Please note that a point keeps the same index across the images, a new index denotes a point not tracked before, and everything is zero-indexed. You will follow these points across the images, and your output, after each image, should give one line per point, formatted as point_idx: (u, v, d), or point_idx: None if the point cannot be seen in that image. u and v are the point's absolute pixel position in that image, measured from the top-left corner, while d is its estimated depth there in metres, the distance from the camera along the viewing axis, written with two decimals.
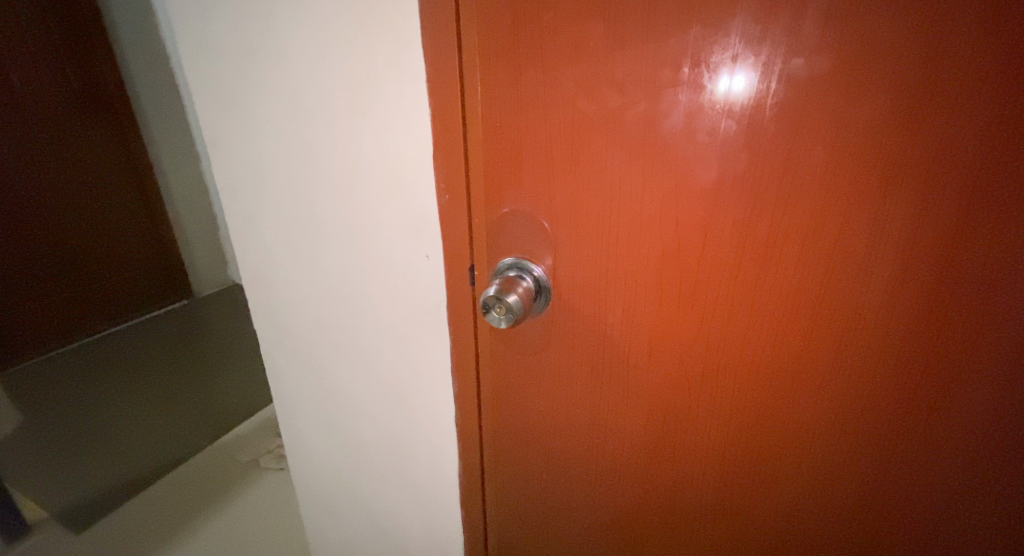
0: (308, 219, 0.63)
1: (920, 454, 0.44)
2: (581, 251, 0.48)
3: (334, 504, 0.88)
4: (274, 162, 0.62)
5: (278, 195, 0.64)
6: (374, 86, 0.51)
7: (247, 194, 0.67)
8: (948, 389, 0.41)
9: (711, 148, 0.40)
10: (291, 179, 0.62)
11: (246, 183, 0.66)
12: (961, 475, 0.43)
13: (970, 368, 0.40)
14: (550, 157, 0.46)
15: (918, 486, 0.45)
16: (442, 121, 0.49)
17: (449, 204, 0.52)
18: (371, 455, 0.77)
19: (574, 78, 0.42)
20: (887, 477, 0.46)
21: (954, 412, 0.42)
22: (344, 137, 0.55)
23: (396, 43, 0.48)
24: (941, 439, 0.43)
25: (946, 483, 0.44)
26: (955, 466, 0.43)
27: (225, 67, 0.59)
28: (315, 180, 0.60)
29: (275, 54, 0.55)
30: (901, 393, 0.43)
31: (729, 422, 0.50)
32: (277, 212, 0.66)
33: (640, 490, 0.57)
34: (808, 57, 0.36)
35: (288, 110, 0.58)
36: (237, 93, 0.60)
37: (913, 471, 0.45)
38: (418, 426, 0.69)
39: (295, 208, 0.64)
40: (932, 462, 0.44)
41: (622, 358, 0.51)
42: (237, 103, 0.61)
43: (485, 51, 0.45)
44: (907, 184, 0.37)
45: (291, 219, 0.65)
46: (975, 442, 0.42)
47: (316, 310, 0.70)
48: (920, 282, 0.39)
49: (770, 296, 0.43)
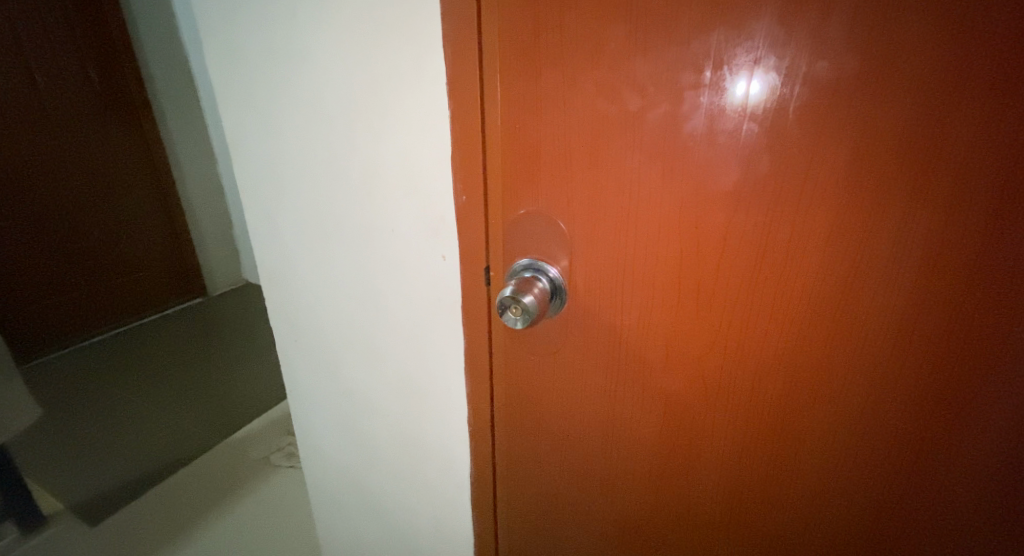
0: (326, 217, 0.64)
1: (939, 462, 0.43)
2: (597, 252, 0.48)
3: (346, 503, 0.88)
4: (292, 159, 0.63)
5: (297, 193, 0.65)
6: (395, 87, 0.52)
7: (265, 192, 0.68)
8: (971, 397, 0.40)
9: (732, 150, 0.40)
10: (310, 177, 0.63)
11: (263, 183, 0.67)
12: (983, 485, 0.42)
13: (995, 374, 0.39)
14: (569, 159, 0.46)
15: (938, 495, 0.44)
16: (461, 122, 0.49)
17: (467, 204, 0.52)
18: (383, 456, 0.77)
19: (595, 81, 0.42)
20: (905, 486, 0.45)
21: (974, 420, 0.40)
22: (363, 137, 0.56)
23: (417, 46, 0.49)
24: (959, 447, 0.42)
25: (965, 493, 0.43)
26: (975, 476, 0.42)
27: (247, 67, 0.60)
28: (332, 181, 0.61)
29: (297, 55, 0.56)
30: (920, 399, 0.42)
31: (745, 425, 0.49)
32: (292, 211, 0.66)
33: (652, 491, 0.57)
34: (833, 59, 0.36)
35: (309, 110, 0.58)
36: (257, 94, 0.61)
37: (934, 479, 0.44)
38: (429, 427, 0.70)
39: (314, 207, 0.64)
40: (950, 471, 0.43)
41: (637, 360, 0.51)
42: (257, 104, 0.62)
43: (506, 54, 0.45)
44: (935, 187, 0.36)
45: (307, 217, 0.66)
46: (1000, 452, 0.41)
47: (331, 309, 0.71)
48: (947, 287, 0.38)
49: (790, 300, 0.43)
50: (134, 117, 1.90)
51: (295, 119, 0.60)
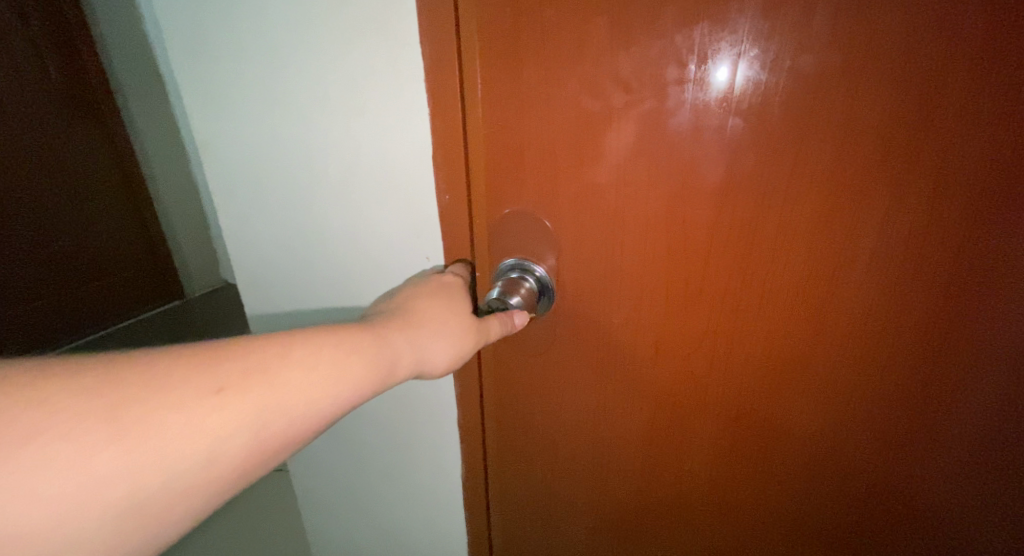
0: (296, 224, 0.59)
1: (923, 434, 0.46)
2: (585, 251, 0.47)
3: (331, 516, 0.85)
4: (256, 163, 0.57)
5: (265, 202, 0.59)
6: (371, 83, 0.48)
7: (221, 200, 0.61)
8: (962, 379, 0.43)
9: (718, 146, 0.40)
10: (280, 185, 0.57)
11: (220, 192, 0.61)
12: (967, 447, 0.45)
13: (970, 350, 0.41)
14: (552, 158, 0.45)
15: (925, 462, 0.47)
16: (442, 119, 0.47)
17: (451, 203, 0.50)
18: (369, 463, 0.75)
19: (578, 78, 0.41)
20: (892, 457, 0.48)
21: (953, 392, 0.43)
22: (338, 135, 0.52)
23: (393, 42, 0.46)
24: (942, 418, 0.44)
25: (950, 456, 0.46)
26: (960, 441, 0.45)
27: (200, 64, 0.53)
28: (302, 187, 0.56)
29: (259, 52, 0.50)
30: (914, 383, 0.44)
31: (733, 418, 0.50)
32: (257, 219, 0.61)
33: (646, 485, 0.57)
34: (817, 53, 0.35)
35: (275, 107, 0.53)
36: (213, 91, 0.54)
37: (921, 448, 0.46)
38: (418, 434, 0.68)
39: (283, 217, 0.59)
40: (934, 439, 0.46)
41: (629, 360, 0.51)
42: (209, 103, 0.55)
43: (485, 50, 0.43)
44: (918, 182, 0.37)
45: (276, 226, 0.60)
46: (984, 416, 0.44)
47: (305, 319, 0.66)
48: (931, 276, 0.39)
49: (778, 296, 0.43)
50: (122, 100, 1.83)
51: (260, 119, 0.54)
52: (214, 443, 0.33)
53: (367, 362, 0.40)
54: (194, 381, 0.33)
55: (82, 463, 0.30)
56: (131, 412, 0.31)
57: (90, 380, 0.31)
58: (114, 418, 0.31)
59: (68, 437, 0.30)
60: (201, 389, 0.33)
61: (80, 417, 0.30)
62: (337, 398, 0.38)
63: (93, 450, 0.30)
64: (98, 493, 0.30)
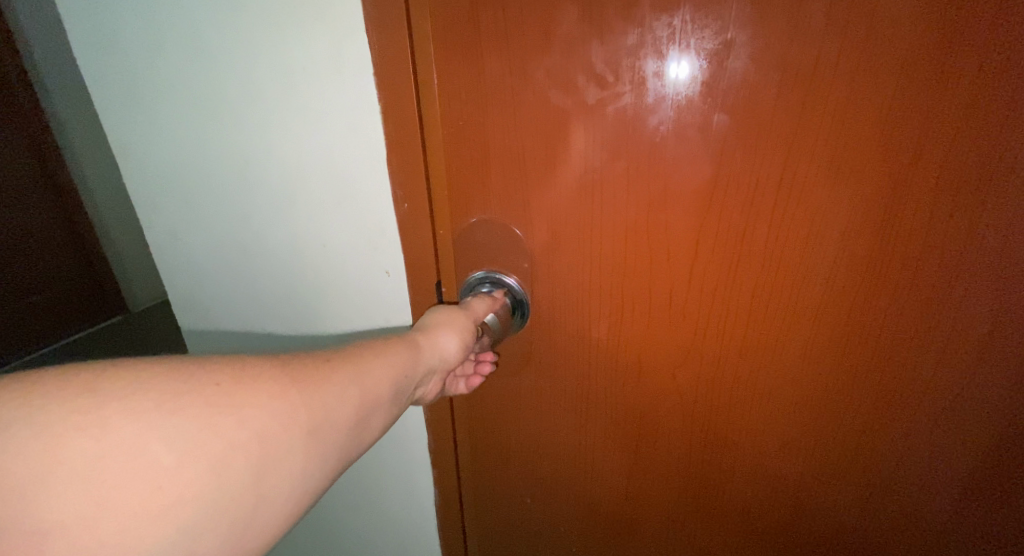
0: (231, 237, 0.52)
1: (925, 456, 0.41)
2: (560, 263, 0.43)
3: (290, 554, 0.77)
4: (181, 172, 0.50)
5: (197, 214, 0.52)
6: (311, 76, 0.41)
7: (153, 211, 0.54)
8: (968, 398, 0.38)
9: (705, 146, 0.35)
10: (210, 196, 0.51)
11: (148, 202, 0.54)
12: (977, 473, 0.40)
13: (977, 366, 0.37)
14: (522, 160, 0.40)
15: (930, 488, 0.42)
16: (395, 119, 0.41)
17: (410, 212, 0.44)
18: (332, 497, 0.68)
19: (546, 71, 0.36)
20: (894, 482, 0.43)
21: (957, 412, 0.38)
22: (277, 136, 0.45)
23: (336, 30, 0.39)
24: (946, 440, 0.40)
25: (959, 482, 0.41)
26: (968, 465, 0.40)
27: (117, 61, 0.46)
28: (235, 198, 0.50)
29: (182, 45, 0.43)
30: (913, 403, 0.39)
31: (720, 432, 0.46)
32: (190, 232, 0.54)
33: (632, 503, 0.53)
34: (815, 42, 0.31)
35: (199, 107, 0.46)
36: (133, 91, 0.47)
37: (924, 472, 0.42)
38: (383, 465, 0.62)
39: (217, 229, 0.53)
40: (938, 462, 0.41)
41: (610, 376, 0.46)
42: (131, 107, 0.48)
43: (442, 42, 0.38)
44: (918, 178, 0.33)
45: (212, 238, 0.53)
46: (993, 440, 0.39)
47: (253, 338, 0.59)
48: (932, 280, 0.35)
49: (767, 302, 0.39)
50: (49, 95, 1.74)
51: (183, 123, 0.47)
52: (328, 413, 0.30)
53: (420, 349, 0.38)
54: (301, 358, 0.31)
55: (189, 426, 0.25)
56: (255, 375, 0.28)
57: (162, 367, 0.26)
58: (245, 381, 0.28)
59: (163, 398, 0.25)
60: (303, 365, 0.31)
61: (208, 378, 0.27)
62: (407, 384, 0.36)
63: (225, 411, 0.26)
64: (233, 458, 0.26)
